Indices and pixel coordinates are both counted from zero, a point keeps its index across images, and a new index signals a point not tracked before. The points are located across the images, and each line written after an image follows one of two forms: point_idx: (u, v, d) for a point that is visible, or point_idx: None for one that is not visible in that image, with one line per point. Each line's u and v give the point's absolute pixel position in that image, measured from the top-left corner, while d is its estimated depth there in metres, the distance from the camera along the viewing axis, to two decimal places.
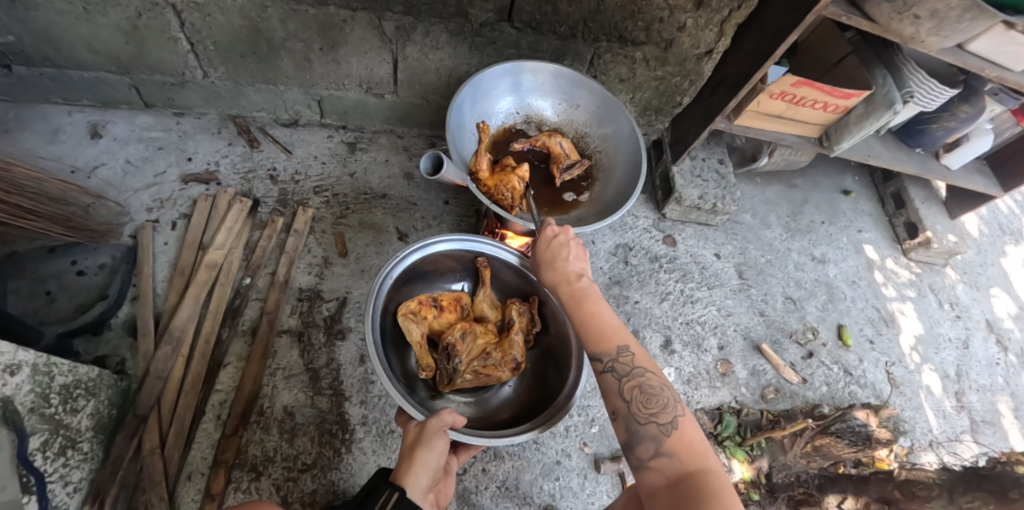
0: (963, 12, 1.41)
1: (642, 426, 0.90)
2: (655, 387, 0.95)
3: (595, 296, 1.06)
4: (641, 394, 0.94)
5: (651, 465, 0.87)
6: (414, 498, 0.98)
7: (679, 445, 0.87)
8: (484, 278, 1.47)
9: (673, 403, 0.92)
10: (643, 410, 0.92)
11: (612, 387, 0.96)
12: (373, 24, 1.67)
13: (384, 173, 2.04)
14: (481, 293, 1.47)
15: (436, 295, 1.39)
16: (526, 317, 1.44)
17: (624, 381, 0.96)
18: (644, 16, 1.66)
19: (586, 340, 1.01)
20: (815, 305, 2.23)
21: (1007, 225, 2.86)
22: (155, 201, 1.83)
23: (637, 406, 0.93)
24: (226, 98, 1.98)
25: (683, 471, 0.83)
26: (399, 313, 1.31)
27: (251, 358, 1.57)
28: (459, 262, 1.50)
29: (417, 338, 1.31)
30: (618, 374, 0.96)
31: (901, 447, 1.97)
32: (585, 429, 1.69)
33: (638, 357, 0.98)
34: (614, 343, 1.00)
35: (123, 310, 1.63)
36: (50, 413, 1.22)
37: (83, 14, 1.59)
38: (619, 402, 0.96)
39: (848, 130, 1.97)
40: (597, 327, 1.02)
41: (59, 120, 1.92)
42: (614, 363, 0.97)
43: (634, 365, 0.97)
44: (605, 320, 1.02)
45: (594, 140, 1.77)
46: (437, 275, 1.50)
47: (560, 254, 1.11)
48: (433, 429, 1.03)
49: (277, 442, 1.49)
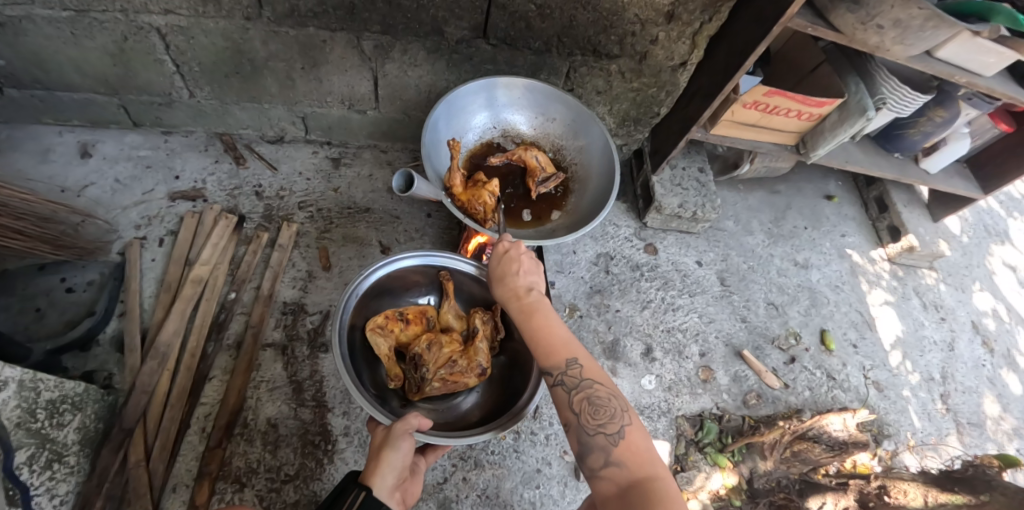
0: (925, 21, 1.43)
1: (592, 436, 0.93)
2: (603, 397, 0.97)
3: (544, 307, 1.09)
4: (590, 405, 0.96)
5: (602, 475, 0.89)
6: (380, 497, 0.99)
7: (627, 453, 0.89)
8: (448, 290, 1.51)
9: (621, 412, 0.95)
10: (591, 421, 0.94)
11: (562, 400, 0.99)
12: (352, 44, 1.71)
13: (368, 187, 2.08)
14: (446, 305, 1.51)
15: (402, 310, 1.43)
16: (490, 325, 1.47)
17: (574, 393, 0.98)
18: (617, 30, 1.70)
19: (538, 354, 1.04)
20: (798, 310, 2.25)
21: (992, 227, 2.88)
22: (143, 218, 1.87)
23: (585, 417, 0.95)
24: (213, 117, 2.03)
25: (632, 480, 0.85)
26: (366, 328, 1.35)
27: (236, 371, 1.60)
28: (424, 276, 1.54)
29: (384, 351, 1.34)
30: (567, 387, 0.99)
31: (884, 451, 1.99)
32: (566, 437, 1.71)
33: (586, 367, 1.01)
34: (564, 355, 1.02)
35: (111, 326, 1.67)
36: (37, 428, 1.26)
37: (71, 38, 1.65)
38: (570, 415, 0.98)
39: (824, 136, 2.00)
40: (547, 340, 1.04)
41: (50, 140, 1.97)
42: (563, 376, 1.00)
43: (582, 377, 1.00)
44: (556, 333, 1.05)
45: (571, 152, 1.80)
46: (403, 290, 1.54)
47: (510, 268, 1.14)
48: (400, 431, 1.06)
49: (260, 454, 1.52)
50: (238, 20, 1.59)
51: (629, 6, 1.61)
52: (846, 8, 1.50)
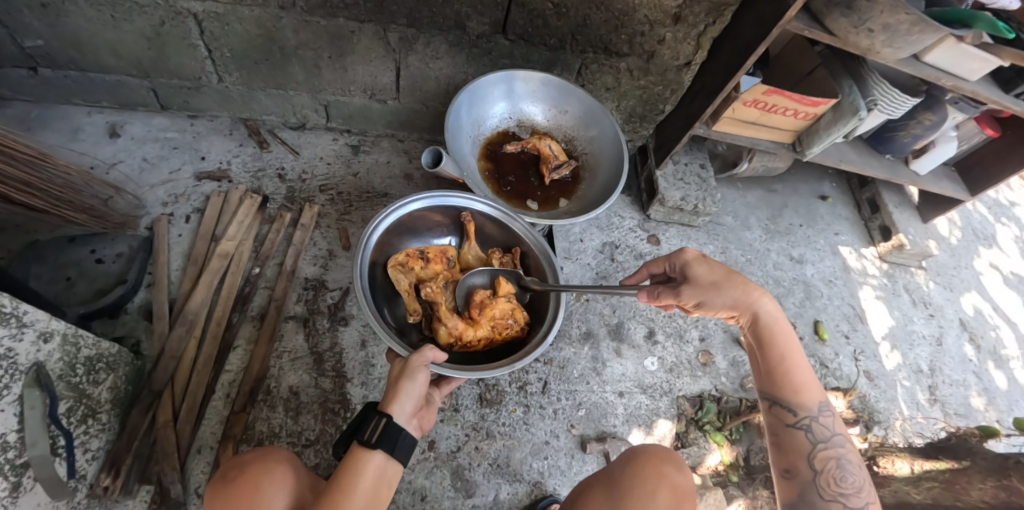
0: (911, 26, 1.55)
1: (821, 499, 1.10)
2: (849, 468, 1.13)
3: (788, 345, 1.25)
4: (832, 469, 1.13)
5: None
6: (401, 423, 1.04)
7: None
8: (469, 233, 1.59)
9: (861, 487, 1.10)
10: (829, 487, 1.11)
11: (804, 447, 1.18)
12: (379, 35, 1.82)
13: (386, 174, 2.17)
14: (466, 246, 1.59)
15: (423, 249, 1.49)
16: (508, 266, 1.59)
17: (818, 448, 1.16)
18: (627, 30, 1.82)
19: (788, 392, 1.22)
20: (793, 302, 2.36)
21: (979, 231, 3.02)
22: (170, 196, 1.95)
23: (825, 480, 1.12)
24: (239, 102, 2.12)
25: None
26: (388, 264, 1.43)
27: (260, 341, 1.67)
28: (442, 217, 1.62)
29: (405, 287, 1.42)
30: (814, 436, 1.18)
31: (874, 436, 2.09)
32: (573, 412, 1.79)
33: (835, 425, 1.18)
34: (813, 402, 1.20)
35: (140, 295, 1.74)
36: (75, 382, 1.32)
37: (110, 21, 1.74)
38: (805, 466, 1.16)
39: (819, 135, 2.11)
40: (797, 382, 1.22)
41: (79, 120, 2.05)
42: (811, 423, 1.18)
43: (833, 432, 1.17)
44: (802, 377, 1.23)
45: (582, 143, 1.91)
46: (425, 230, 1.62)
47: (762, 302, 1.26)
48: (417, 363, 1.10)
49: (282, 419, 1.59)
50: (273, 9, 1.70)
51: (640, 7, 1.72)
52: (840, 13, 1.63)
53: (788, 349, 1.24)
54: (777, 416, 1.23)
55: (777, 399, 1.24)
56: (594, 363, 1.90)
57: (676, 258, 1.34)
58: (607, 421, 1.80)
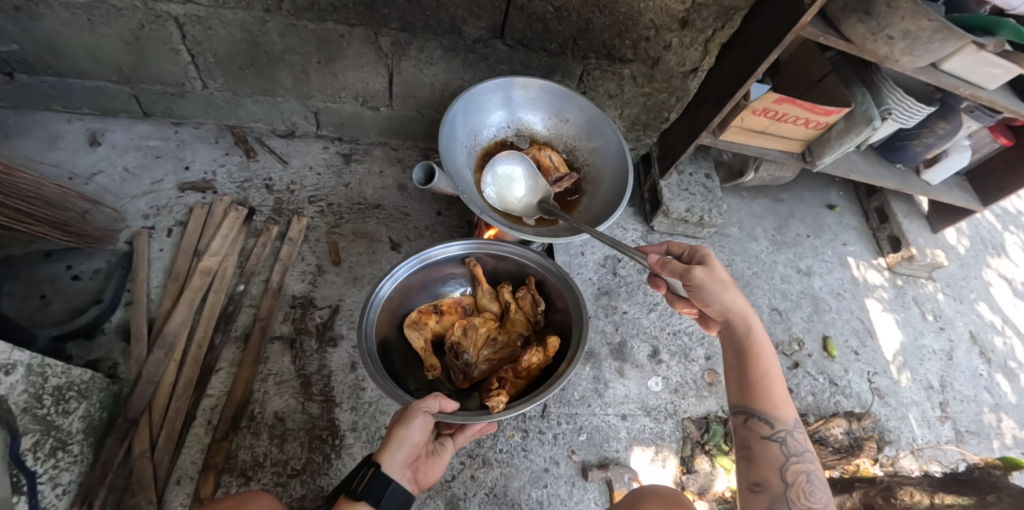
0: (934, 33, 1.46)
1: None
2: (819, 484, 1.01)
3: (768, 356, 1.14)
4: (800, 482, 1.01)
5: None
6: (390, 473, 0.98)
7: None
8: (478, 276, 1.53)
9: (830, 505, 0.99)
10: (799, 499, 0.98)
11: (776, 460, 1.04)
12: (370, 40, 1.73)
13: (378, 184, 2.08)
14: (480, 290, 1.53)
15: (436, 303, 1.47)
16: (528, 300, 1.51)
17: (790, 460, 1.04)
18: (631, 35, 1.73)
19: (764, 400, 1.10)
20: (801, 316, 2.27)
21: (988, 240, 2.94)
22: (151, 208, 1.86)
23: (795, 493, 0.99)
24: (225, 109, 2.02)
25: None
26: (404, 325, 1.42)
27: (243, 364, 1.58)
28: (452, 267, 1.55)
29: (420, 345, 1.40)
30: (786, 448, 1.05)
31: (886, 457, 2.01)
32: (574, 436, 1.70)
33: (807, 443, 1.07)
34: (788, 416, 1.08)
35: (118, 314, 1.64)
36: (43, 414, 1.23)
37: (87, 25, 1.64)
38: (773, 478, 1.02)
39: (830, 145, 2.03)
40: (775, 393, 1.10)
41: (58, 128, 1.95)
42: (785, 437, 1.06)
43: (804, 447, 1.06)
44: (781, 391, 1.11)
45: (583, 153, 1.82)
46: (438, 284, 1.56)
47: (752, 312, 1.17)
48: (415, 409, 1.05)
49: (267, 447, 1.50)
50: (258, 12, 1.60)
51: (645, 11, 1.63)
52: (857, 18, 1.54)
53: (769, 360, 1.14)
54: (751, 427, 1.09)
55: (751, 410, 1.10)
56: (595, 384, 1.82)
57: (697, 249, 1.26)
58: (609, 446, 1.72)
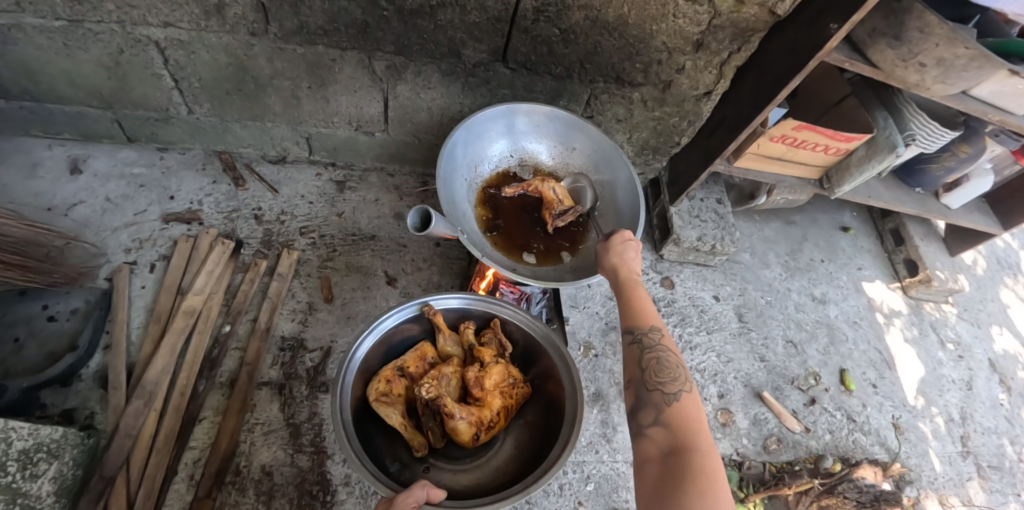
0: (970, 60, 1.36)
1: (649, 394, 0.98)
2: (672, 366, 1.01)
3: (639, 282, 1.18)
4: (658, 367, 1.02)
5: (646, 433, 0.92)
6: None
7: (676, 418, 0.92)
8: (439, 324, 1.43)
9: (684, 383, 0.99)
10: (653, 379, 1.00)
11: (634, 354, 1.05)
12: (364, 64, 1.63)
13: (374, 213, 1.98)
14: (442, 340, 1.44)
15: (401, 365, 1.36)
16: (495, 343, 1.47)
17: (646, 350, 1.05)
18: (642, 58, 1.62)
19: (625, 314, 1.12)
20: (816, 348, 2.17)
21: (1006, 260, 2.84)
22: (133, 241, 1.76)
23: (650, 374, 1.01)
24: (212, 134, 1.92)
25: (674, 441, 0.87)
26: (372, 401, 1.28)
27: (228, 413, 1.48)
28: (406, 326, 1.44)
29: (398, 420, 1.27)
30: (643, 345, 1.05)
31: (907, 498, 1.91)
32: (580, 486, 1.60)
33: (665, 338, 1.07)
34: (649, 321, 1.10)
35: (95, 360, 1.54)
36: (6, 481, 1.12)
37: (63, 49, 1.54)
38: (634, 370, 1.03)
39: (850, 172, 1.93)
40: (636, 305, 1.12)
41: (38, 154, 1.85)
42: (641, 333, 1.08)
43: (660, 342, 1.06)
44: (645, 302, 1.13)
45: (590, 186, 1.71)
46: (394, 343, 1.44)
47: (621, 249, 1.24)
48: (401, 505, 0.97)
49: (253, 505, 1.39)
50: (243, 35, 1.50)
51: (657, 33, 1.53)
52: (887, 43, 1.43)
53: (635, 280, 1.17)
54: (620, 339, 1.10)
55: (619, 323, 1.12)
56: (603, 428, 1.72)
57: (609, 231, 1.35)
58: (618, 496, 1.62)
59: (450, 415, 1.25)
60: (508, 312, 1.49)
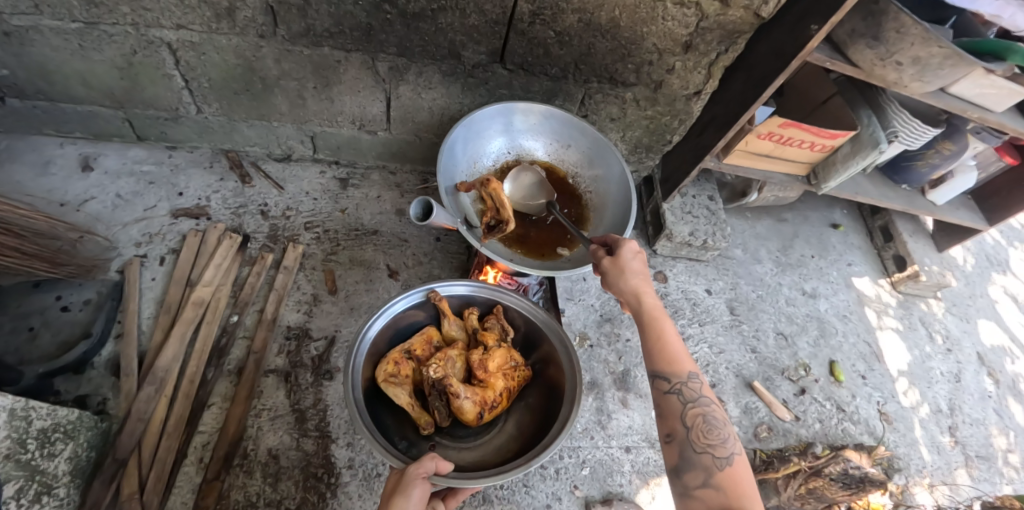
0: (944, 60, 1.43)
1: (697, 454, 0.98)
2: (716, 422, 1.02)
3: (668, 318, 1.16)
4: (703, 425, 1.02)
5: (696, 494, 0.94)
6: None
7: (728, 481, 0.93)
8: (444, 309, 1.50)
9: (730, 439, 1.00)
10: (701, 440, 1.00)
11: (675, 409, 1.06)
12: (367, 65, 1.70)
13: (376, 209, 2.05)
14: (447, 325, 1.50)
15: (409, 348, 1.42)
16: (497, 328, 1.54)
17: (688, 406, 1.05)
18: (634, 59, 1.69)
19: (657, 360, 1.11)
20: (806, 340, 2.23)
21: (994, 257, 2.91)
22: (144, 235, 1.82)
23: (697, 434, 1.01)
24: (220, 133, 1.99)
25: (727, 506, 0.88)
26: (381, 382, 1.33)
27: (236, 400, 1.53)
28: (413, 312, 1.50)
29: (405, 401, 1.33)
30: (683, 397, 1.06)
31: (895, 486, 1.96)
32: (576, 471, 1.66)
33: (704, 388, 1.08)
34: (685, 368, 1.10)
35: (107, 348, 1.59)
36: (26, 459, 1.17)
37: (79, 50, 1.61)
38: (677, 425, 1.04)
39: (835, 168, 2.00)
40: (669, 350, 1.11)
41: (50, 153, 1.91)
42: (682, 386, 1.07)
43: (700, 393, 1.07)
44: (677, 345, 1.12)
45: (585, 180, 1.77)
46: (401, 328, 1.50)
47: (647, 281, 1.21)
48: (412, 476, 1.03)
49: (260, 487, 1.44)
50: (252, 37, 1.57)
51: (648, 35, 1.60)
52: (865, 44, 1.51)
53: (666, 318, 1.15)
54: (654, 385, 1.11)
55: (651, 368, 1.12)
56: (598, 416, 1.78)
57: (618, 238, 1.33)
58: (612, 480, 1.67)
59: (455, 395, 1.31)
60: (509, 299, 1.56)
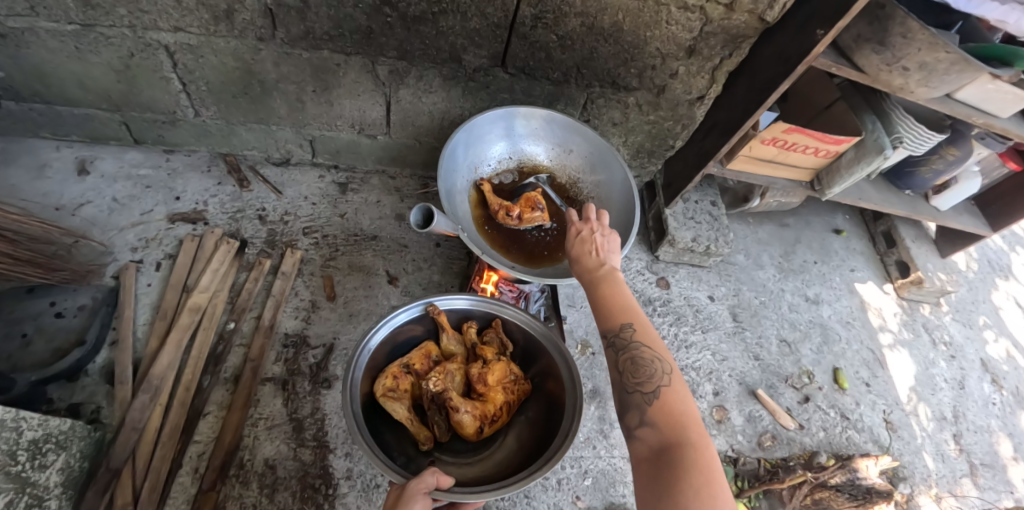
0: (952, 65, 1.41)
1: (632, 396, 0.94)
2: (647, 356, 0.98)
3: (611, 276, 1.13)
4: (633, 365, 0.98)
5: (636, 434, 0.89)
6: None
7: (661, 413, 0.89)
8: (443, 323, 1.47)
9: (664, 371, 0.95)
10: (633, 380, 0.96)
11: (613, 357, 1.02)
12: (368, 68, 1.68)
13: (375, 214, 2.03)
14: (446, 339, 1.47)
15: (407, 362, 1.40)
16: (496, 342, 1.51)
17: (621, 352, 1.01)
18: (637, 63, 1.67)
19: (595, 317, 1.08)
20: (810, 347, 2.21)
21: (996, 262, 2.89)
22: (140, 240, 1.79)
23: (628, 376, 0.97)
24: (218, 137, 1.97)
25: (662, 440, 0.84)
26: (380, 396, 1.31)
27: (233, 408, 1.51)
28: (412, 325, 1.48)
29: (404, 415, 1.30)
30: (617, 347, 1.02)
31: (900, 495, 1.94)
32: (578, 481, 1.63)
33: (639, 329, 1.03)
34: (620, 318, 1.05)
35: (101, 356, 1.56)
36: (16, 471, 1.12)
37: (75, 53, 1.59)
38: (616, 374, 1.00)
39: (840, 174, 1.98)
40: (608, 302, 1.08)
41: (46, 155, 1.89)
42: (615, 336, 1.03)
43: (634, 337, 1.01)
44: (616, 296, 1.08)
45: (587, 186, 1.75)
46: (399, 342, 1.47)
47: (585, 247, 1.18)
48: (413, 491, 1.00)
49: (256, 498, 1.41)
50: (251, 40, 1.55)
51: (651, 39, 1.58)
52: (871, 49, 1.50)
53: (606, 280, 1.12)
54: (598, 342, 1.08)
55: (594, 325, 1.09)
56: (600, 425, 1.76)
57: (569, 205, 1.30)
58: (615, 490, 1.64)
59: (455, 410, 1.29)
60: (509, 312, 1.53)
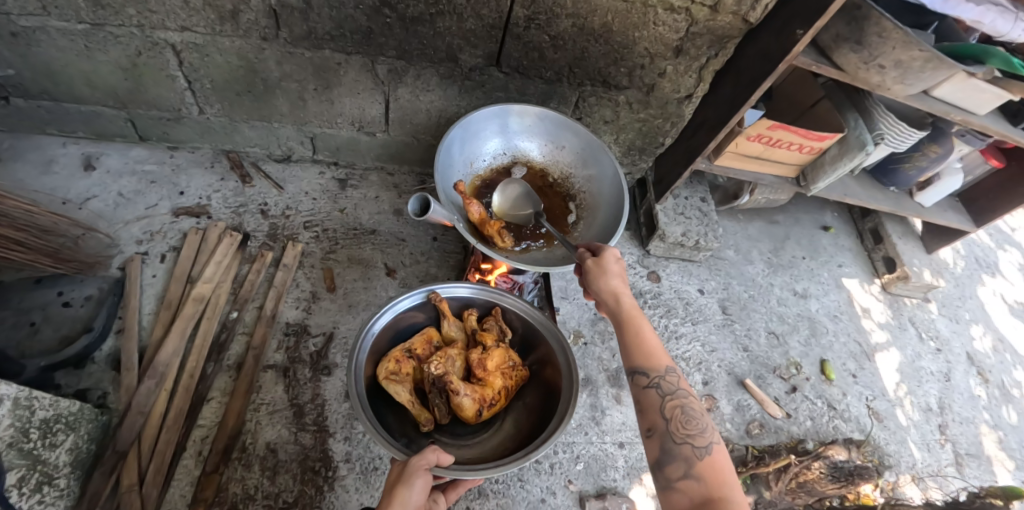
0: (925, 63, 1.48)
1: (677, 445, 1.01)
2: (694, 412, 1.06)
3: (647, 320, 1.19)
4: (679, 416, 1.05)
5: (677, 486, 0.96)
6: None
7: (708, 470, 0.96)
8: (444, 311, 1.53)
9: (707, 428, 1.03)
10: (680, 431, 1.03)
11: (654, 401, 1.08)
12: (367, 67, 1.74)
13: (374, 209, 2.09)
14: (446, 325, 1.53)
15: (410, 347, 1.45)
16: (495, 329, 1.57)
17: (667, 399, 1.08)
18: (627, 62, 1.74)
19: (637, 356, 1.14)
20: (798, 340, 2.27)
21: (983, 259, 2.96)
22: (145, 233, 1.84)
23: (676, 426, 1.04)
24: (221, 134, 2.03)
25: (710, 496, 0.91)
26: (382, 380, 1.35)
27: (235, 394, 1.55)
28: (414, 311, 1.53)
29: (406, 398, 1.35)
30: (662, 391, 1.09)
31: (886, 482, 1.98)
32: (570, 466, 1.68)
33: (681, 382, 1.11)
34: (662, 363, 1.13)
35: (108, 343, 1.60)
36: (28, 448, 1.18)
37: (84, 51, 1.65)
38: (657, 419, 1.07)
39: (824, 169, 2.04)
40: (649, 346, 1.15)
41: (53, 152, 1.94)
42: (660, 380, 1.10)
43: (678, 386, 1.11)
44: (657, 342, 1.16)
45: (579, 180, 1.81)
46: (401, 328, 1.52)
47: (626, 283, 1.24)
48: (415, 467, 1.04)
49: (258, 480, 1.46)
50: (255, 40, 1.61)
51: (640, 40, 1.65)
52: (849, 48, 1.57)
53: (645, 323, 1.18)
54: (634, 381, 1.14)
55: (631, 364, 1.15)
56: (592, 412, 1.82)
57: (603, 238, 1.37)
58: (606, 474, 1.69)
59: (455, 392, 1.34)
60: (507, 301, 1.59)
